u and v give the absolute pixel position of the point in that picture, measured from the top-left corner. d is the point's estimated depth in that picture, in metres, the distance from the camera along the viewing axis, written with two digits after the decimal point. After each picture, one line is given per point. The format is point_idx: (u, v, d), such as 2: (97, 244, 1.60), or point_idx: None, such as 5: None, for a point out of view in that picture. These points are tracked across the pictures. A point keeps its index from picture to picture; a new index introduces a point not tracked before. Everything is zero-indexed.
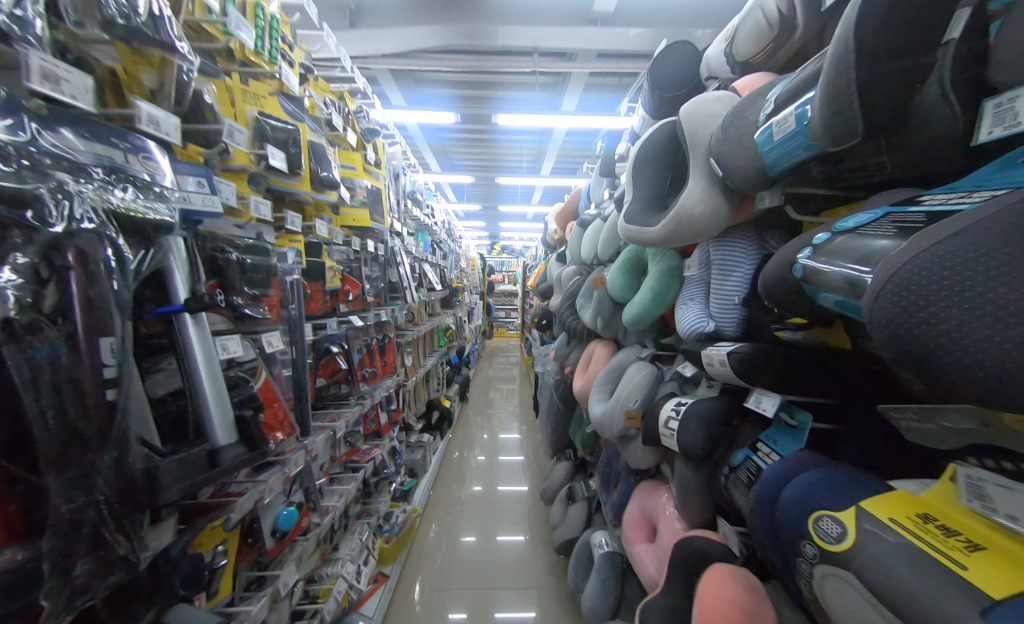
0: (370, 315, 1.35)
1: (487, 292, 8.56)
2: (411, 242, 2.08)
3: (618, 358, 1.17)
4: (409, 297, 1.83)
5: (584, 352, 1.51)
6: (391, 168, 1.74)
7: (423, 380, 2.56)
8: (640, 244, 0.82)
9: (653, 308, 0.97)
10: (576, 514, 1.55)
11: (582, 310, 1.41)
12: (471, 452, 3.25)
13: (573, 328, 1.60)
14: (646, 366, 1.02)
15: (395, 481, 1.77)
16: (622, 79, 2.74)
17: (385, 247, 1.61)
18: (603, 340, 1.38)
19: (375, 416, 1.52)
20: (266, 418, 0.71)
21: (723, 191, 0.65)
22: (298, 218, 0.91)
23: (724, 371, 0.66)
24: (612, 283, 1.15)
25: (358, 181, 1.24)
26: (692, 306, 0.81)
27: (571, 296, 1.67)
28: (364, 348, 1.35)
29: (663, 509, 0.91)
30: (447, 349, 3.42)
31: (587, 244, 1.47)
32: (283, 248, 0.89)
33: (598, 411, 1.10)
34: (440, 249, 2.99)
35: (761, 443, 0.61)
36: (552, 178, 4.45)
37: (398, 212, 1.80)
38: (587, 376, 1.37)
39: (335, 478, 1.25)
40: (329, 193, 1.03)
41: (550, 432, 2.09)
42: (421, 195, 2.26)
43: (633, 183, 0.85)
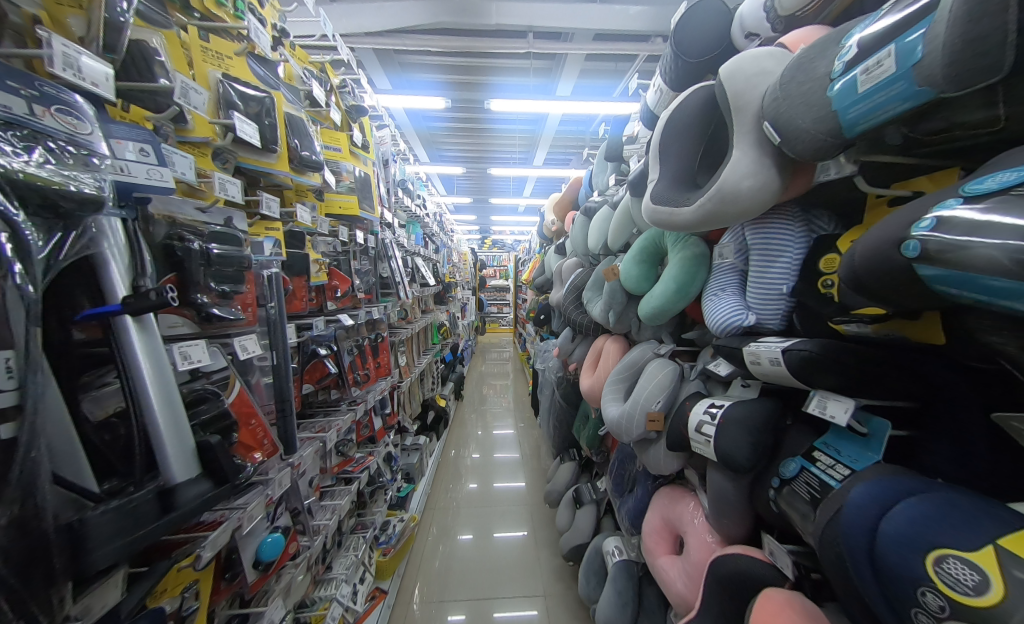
0: (362, 313, 1.24)
1: (478, 288, 8.43)
2: (403, 234, 1.95)
3: (632, 355, 1.08)
4: (402, 293, 1.71)
5: (592, 349, 1.43)
6: (380, 154, 1.62)
7: (418, 379, 2.44)
8: (669, 228, 0.73)
9: (673, 302, 0.89)
10: (585, 519, 1.47)
11: (589, 304, 1.32)
12: (467, 451, 3.15)
13: (578, 324, 1.51)
14: (667, 363, 0.94)
15: (391, 489, 1.66)
16: (618, 65, 2.68)
17: (376, 239, 1.49)
18: (614, 336, 1.30)
19: (369, 421, 1.41)
20: (241, 438, 0.60)
21: (775, 162, 0.56)
22: (274, 202, 0.78)
23: (772, 371, 0.58)
24: (625, 273, 1.06)
25: (344, 164, 1.12)
26: (725, 298, 0.73)
27: (575, 290, 1.58)
28: (356, 349, 1.24)
29: (690, 518, 0.83)
30: (441, 347, 3.30)
31: (592, 233, 1.38)
32: (258, 236, 0.75)
33: (613, 413, 1.02)
34: (432, 242, 2.87)
35: (820, 451, 0.54)
36: (546, 169, 4.36)
37: (388, 201, 1.67)
38: (596, 373, 1.29)
39: (327, 492, 1.14)
40: (312, 175, 0.91)
41: (553, 431, 2.01)
42: (411, 184, 2.13)
43: (660, 160, 0.76)
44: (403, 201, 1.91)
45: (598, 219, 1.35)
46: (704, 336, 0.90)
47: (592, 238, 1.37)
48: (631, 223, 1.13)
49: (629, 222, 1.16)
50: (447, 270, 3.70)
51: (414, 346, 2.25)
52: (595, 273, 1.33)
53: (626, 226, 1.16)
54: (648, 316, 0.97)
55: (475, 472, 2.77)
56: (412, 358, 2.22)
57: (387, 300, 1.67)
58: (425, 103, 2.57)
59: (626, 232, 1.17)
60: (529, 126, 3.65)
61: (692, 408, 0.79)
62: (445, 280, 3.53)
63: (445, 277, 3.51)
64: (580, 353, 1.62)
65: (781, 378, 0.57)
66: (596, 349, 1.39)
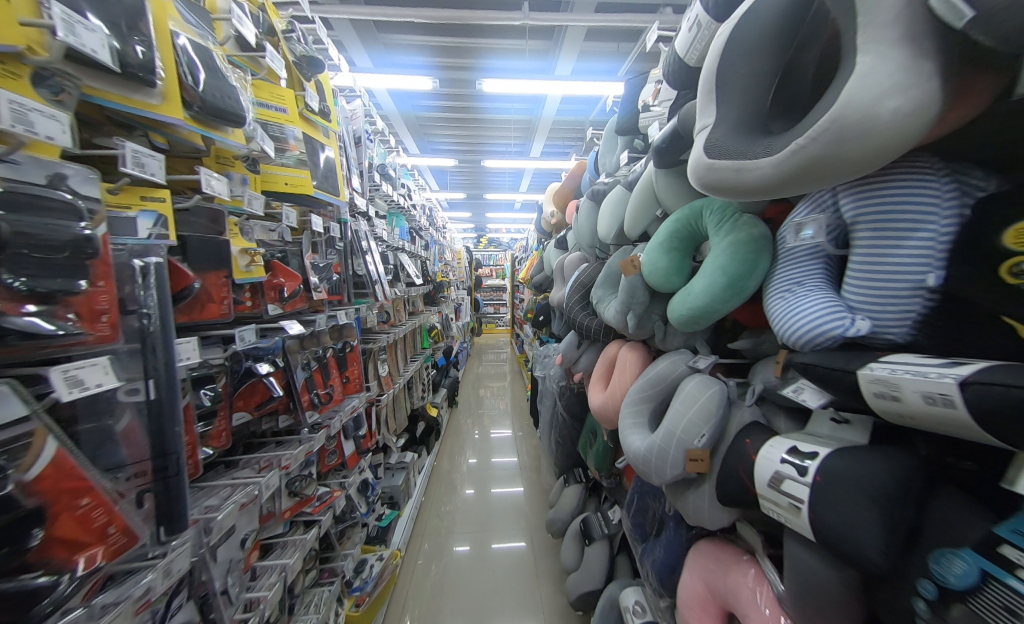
0: (322, 318, 1.01)
1: (473, 288, 8.19)
2: (383, 227, 1.72)
3: (658, 367, 0.86)
4: (379, 293, 1.48)
5: (604, 358, 1.20)
6: (351, 130, 1.38)
7: (405, 389, 2.21)
8: (733, 193, 0.50)
9: (720, 299, 0.66)
10: (595, 557, 1.25)
11: (600, 305, 1.10)
12: (461, 464, 2.91)
13: (584, 329, 1.28)
14: (709, 379, 0.72)
15: (369, 522, 1.42)
16: (620, 44, 2.53)
17: (346, 228, 1.26)
18: (631, 343, 1.07)
19: (337, 447, 1.18)
20: (51, 537, 0.35)
21: (934, 63, 0.33)
22: (153, 159, 0.51)
23: (933, 413, 0.35)
24: (650, 264, 0.84)
25: (291, 129, 0.86)
26: (812, 298, 0.52)
27: (581, 289, 1.35)
28: (316, 362, 1.00)
29: (750, 599, 0.60)
30: (432, 352, 3.07)
31: (603, 219, 1.15)
32: (122, 210, 0.49)
33: (638, 445, 0.79)
34: (421, 238, 2.64)
35: (1006, 544, 0.30)
36: (543, 161, 4.14)
37: (362, 186, 1.43)
38: (609, 388, 1.06)
39: (275, 544, 0.90)
40: (231, 132, 0.65)
41: (555, 448, 1.79)
42: (394, 171, 1.90)
43: (715, 100, 0.53)
44: (383, 189, 1.67)
45: (609, 201, 1.13)
46: (760, 347, 0.68)
47: (603, 225, 1.14)
48: (654, 201, 0.91)
49: (652, 201, 0.93)
50: (439, 269, 3.46)
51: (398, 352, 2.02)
52: (607, 267, 1.11)
53: (647, 207, 0.94)
54: (682, 318, 0.75)
55: (469, 488, 2.54)
56: (397, 366, 1.98)
57: (362, 302, 1.43)
58: (411, 84, 2.34)
59: (649, 215, 0.95)
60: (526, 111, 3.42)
61: (756, 448, 0.57)
62: (436, 279, 3.30)
63: (436, 276, 3.28)
64: (587, 362, 1.39)
65: (946, 425, 0.35)
66: (609, 358, 1.17)
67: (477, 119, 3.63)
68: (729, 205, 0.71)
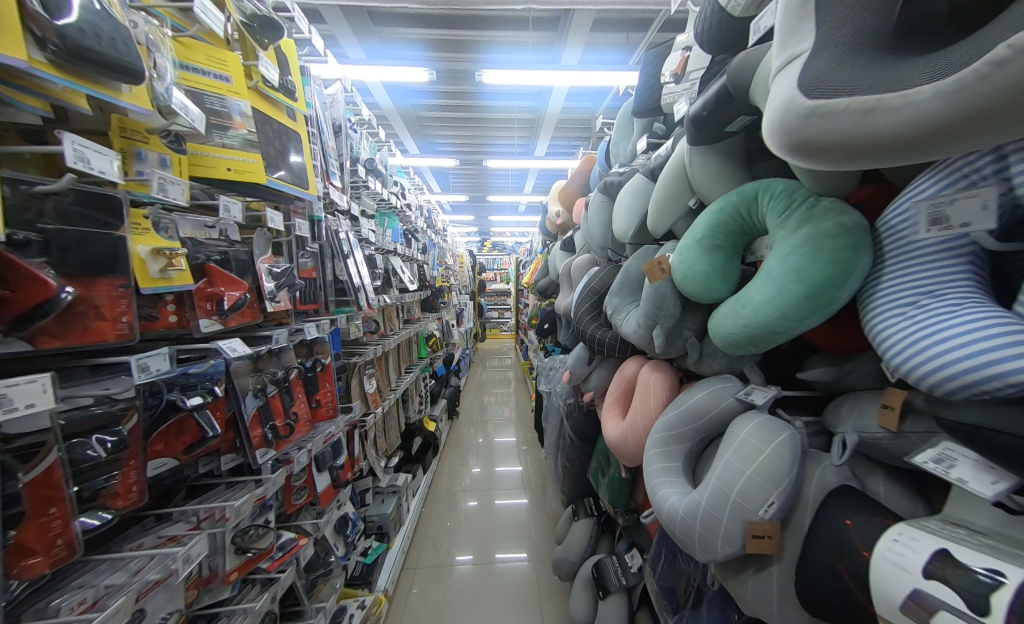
0: (282, 333, 0.84)
1: (477, 292, 8.03)
2: (372, 226, 1.56)
3: (693, 396, 0.67)
4: (363, 301, 1.31)
5: (620, 379, 1.02)
6: (330, 118, 1.23)
7: (398, 403, 2.04)
8: (856, 157, 0.31)
9: (796, 314, 0.47)
10: (611, 614, 1.05)
11: (616, 316, 0.91)
12: (461, 482, 2.72)
13: (596, 343, 1.10)
14: (771, 419, 0.53)
15: (349, 563, 1.25)
16: (629, 35, 2.38)
17: (320, 228, 1.10)
18: (654, 362, 0.89)
19: (306, 482, 1.01)
20: None
21: None
22: None
23: None
24: (682, 266, 0.65)
25: (237, 103, 0.70)
26: (972, 322, 0.32)
27: (591, 296, 1.17)
28: (275, 386, 0.83)
29: None
30: (430, 361, 2.90)
31: (620, 214, 0.96)
32: None
33: (670, 503, 0.60)
34: (418, 241, 2.48)
35: None
36: (547, 162, 3.99)
37: (343, 180, 1.27)
38: (628, 417, 0.88)
39: (218, 615, 0.73)
40: (125, 92, 0.49)
41: (561, 473, 1.60)
42: (384, 167, 1.74)
43: (813, 17, 0.35)
44: (370, 185, 1.51)
45: (626, 193, 0.94)
46: (846, 380, 0.50)
47: (619, 221, 0.96)
48: (688, 188, 0.73)
49: (684, 189, 0.74)
50: (438, 274, 3.30)
51: (390, 364, 1.85)
52: (624, 272, 0.92)
53: (678, 197, 0.75)
54: (732, 338, 0.56)
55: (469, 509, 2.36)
56: (389, 380, 1.81)
57: (343, 311, 1.27)
58: (406, 76, 2.21)
59: (680, 206, 0.76)
60: (531, 104, 3.27)
61: (866, 540, 0.38)
62: (435, 284, 3.14)
63: (435, 281, 3.12)
64: (599, 381, 1.21)
65: None
66: (627, 379, 0.99)
67: (479, 118, 3.49)
68: (798, 188, 0.53)
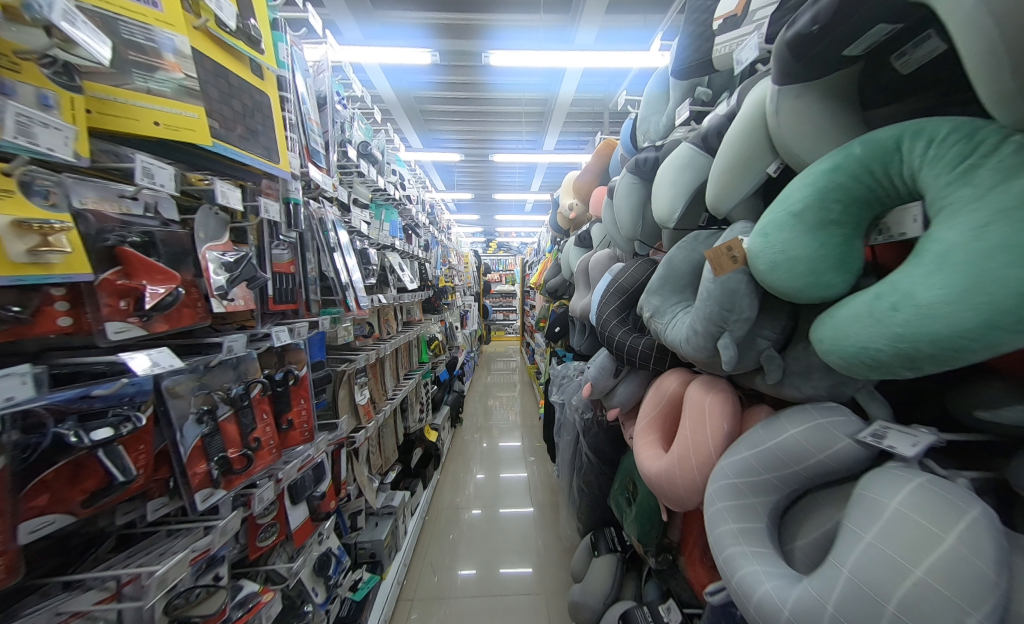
0: (239, 339, 0.67)
1: (482, 294, 7.88)
2: (365, 218, 1.40)
3: (783, 433, 0.49)
4: (351, 301, 1.14)
5: (658, 398, 0.83)
6: (314, 90, 1.07)
7: (396, 413, 1.87)
8: None
9: (1019, 322, 0.28)
10: None
11: (658, 321, 0.73)
12: (464, 495, 2.54)
13: (625, 352, 0.91)
14: (942, 482, 0.34)
15: (334, 607, 1.07)
16: (648, 15, 2.20)
17: (299, 213, 0.93)
18: (705, 379, 0.71)
19: (274, 520, 0.83)
20: None
21: None
22: None
23: None
24: (771, 252, 0.46)
25: (168, 37, 0.53)
26: None
27: (618, 296, 0.98)
28: (227, 407, 0.66)
29: None
30: (433, 365, 2.73)
31: (657, 192, 0.78)
32: None
33: (763, 593, 0.41)
34: (419, 237, 2.32)
35: None
36: (557, 157, 3.81)
37: (328, 162, 1.11)
38: (673, 448, 0.69)
39: None
40: None
41: (578, 497, 1.41)
42: (382, 154, 1.58)
43: None
44: (363, 171, 1.35)
45: (668, 167, 0.75)
46: None
47: (659, 203, 0.76)
48: (769, 153, 0.53)
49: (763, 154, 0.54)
50: (442, 273, 3.14)
51: (387, 370, 1.68)
52: (668, 266, 0.73)
53: (752, 164, 0.55)
54: (868, 358, 0.37)
55: (472, 527, 2.18)
56: (386, 389, 1.65)
57: (329, 312, 1.10)
58: (406, 59, 2.05)
59: (753, 177, 0.56)
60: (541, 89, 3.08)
61: None
62: (438, 284, 2.98)
63: (438, 281, 2.96)
64: (626, 397, 1.02)
65: None
66: (668, 399, 0.80)
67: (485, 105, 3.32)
68: (982, 126, 0.34)
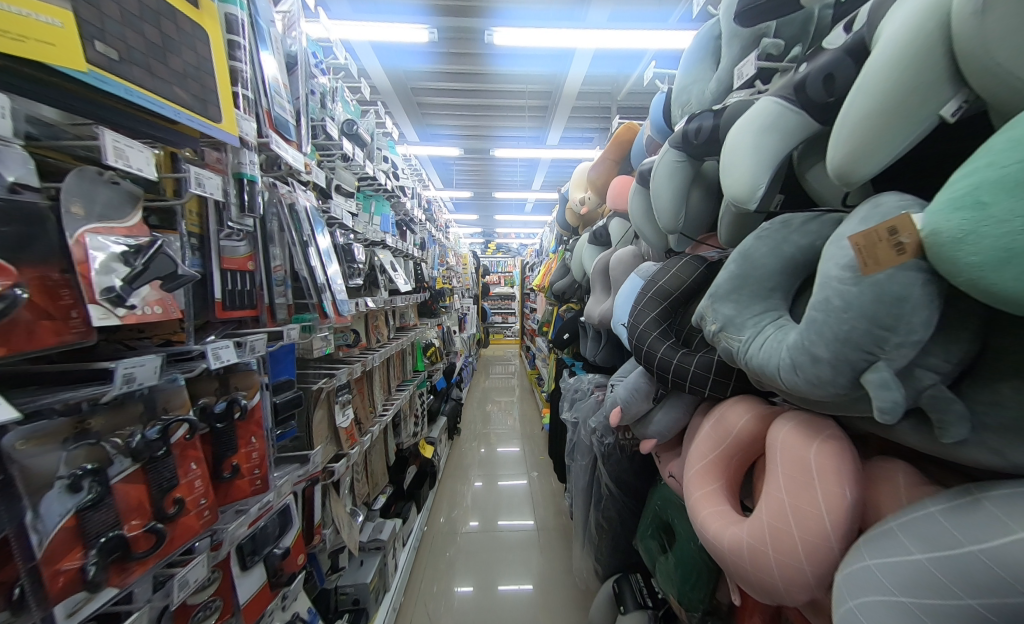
0: (151, 362, 0.46)
1: (481, 296, 7.68)
2: (351, 208, 1.20)
3: (997, 536, 0.29)
4: (328, 306, 0.94)
5: (719, 435, 0.64)
6: (282, 47, 0.87)
7: (386, 429, 1.66)
8: None
9: None
10: None
11: (735, 337, 0.53)
12: (462, 515, 2.34)
13: (671, 373, 0.72)
14: None
15: None
16: None
17: (257, 195, 0.73)
18: (799, 417, 0.52)
19: (213, 596, 0.63)
20: None
21: None
22: None
23: None
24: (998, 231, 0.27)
25: None
26: None
27: (658, 301, 0.79)
28: (127, 461, 0.45)
29: None
30: (429, 373, 2.53)
31: (725, 164, 0.58)
32: None
33: None
34: (415, 235, 2.13)
35: None
36: (561, 152, 3.64)
37: (301, 137, 0.91)
38: (757, 513, 0.50)
39: None
40: None
41: (596, 534, 1.21)
42: (371, 136, 1.39)
43: None
44: (347, 153, 1.16)
45: (742, 130, 0.56)
46: None
47: (729, 179, 0.57)
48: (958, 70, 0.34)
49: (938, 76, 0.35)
50: (439, 273, 2.95)
51: (376, 384, 1.48)
52: (745, 263, 0.54)
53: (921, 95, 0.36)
54: None
55: (471, 553, 1.97)
56: (374, 405, 1.44)
57: (300, 320, 0.90)
58: (400, 37, 1.87)
59: (918, 124, 0.37)
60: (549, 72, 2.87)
61: None
62: (435, 285, 2.78)
63: (434, 282, 2.75)
64: (667, 427, 0.82)
65: None
66: (735, 438, 0.61)
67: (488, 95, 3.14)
68: None
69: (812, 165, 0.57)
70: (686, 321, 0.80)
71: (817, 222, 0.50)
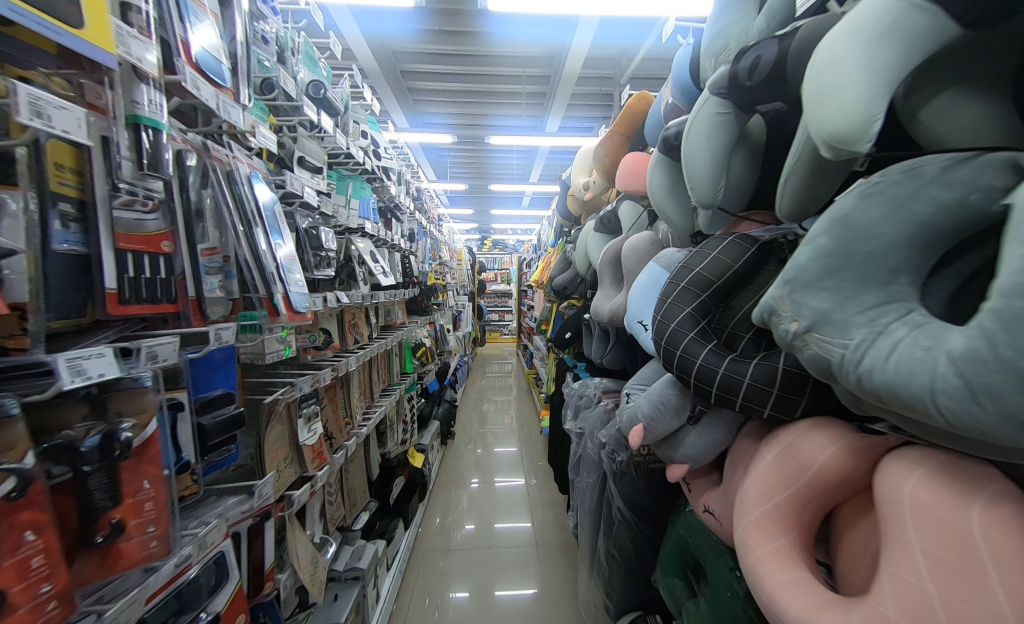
0: None
1: (476, 293, 7.51)
2: (317, 186, 1.02)
3: None
4: (281, 302, 0.76)
5: (790, 473, 0.47)
6: None
7: (369, 439, 1.49)
8: None
9: None
10: None
11: (836, 342, 0.37)
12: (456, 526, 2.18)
13: (717, 387, 0.55)
14: None
15: None
16: None
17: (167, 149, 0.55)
18: (936, 463, 0.35)
19: None
20: None
21: None
22: None
23: None
24: None
25: None
26: None
27: (696, 292, 0.62)
28: None
29: None
30: (420, 374, 2.36)
31: (811, 95, 0.41)
32: None
33: None
34: (402, 224, 1.95)
35: None
36: (560, 140, 3.45)
37: (241, 86, 0.72)
38: (879, 604, 0.33)
39: None
40: None
41: (606, 565, 1.05)
42: (345, 104, 1.21)
43: None
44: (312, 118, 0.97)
45: (834, 49, 0.39)
46: None
47: (815, 119, 0.40)
48: None
49: None
50: (430, 268, 2.77)
51: (354, 390, 1.30)
52: (848, 234, 0.37)
53: None
54: None
55: (465, 572, 1.79)
56: (352, 415, 1.27)
57: (245, 319, 0.73)
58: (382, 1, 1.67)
59: None
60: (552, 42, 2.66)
61: None
62: (426, 281, 2.60)
63: (425, 277, 2.57)
64: (704, 450, 0.66)
65: None
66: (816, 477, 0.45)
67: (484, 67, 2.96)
68: None
69: (935, 92, 0.40)
70: (730, 318, 0.63)
71: (968, 166, 0.33)
